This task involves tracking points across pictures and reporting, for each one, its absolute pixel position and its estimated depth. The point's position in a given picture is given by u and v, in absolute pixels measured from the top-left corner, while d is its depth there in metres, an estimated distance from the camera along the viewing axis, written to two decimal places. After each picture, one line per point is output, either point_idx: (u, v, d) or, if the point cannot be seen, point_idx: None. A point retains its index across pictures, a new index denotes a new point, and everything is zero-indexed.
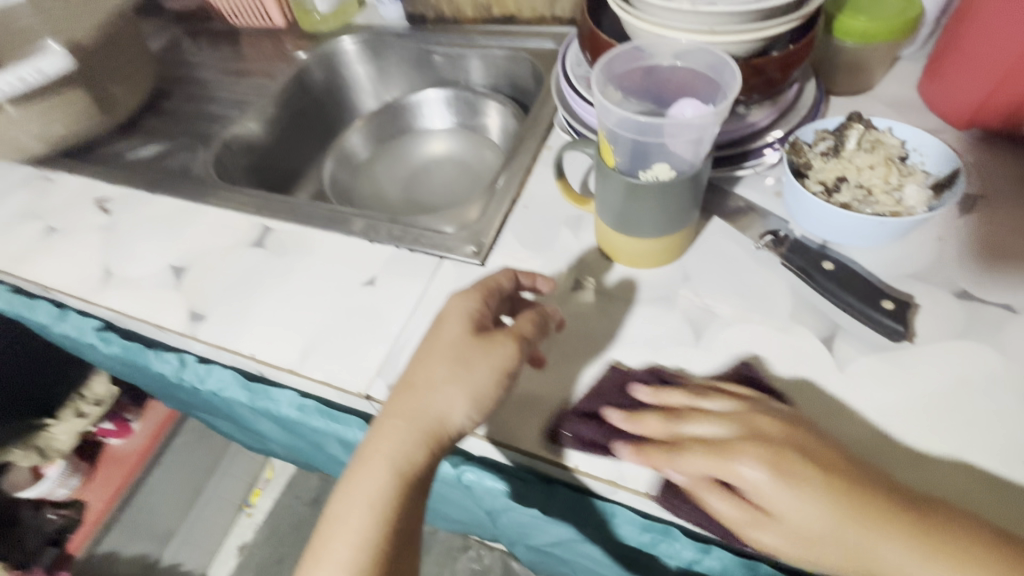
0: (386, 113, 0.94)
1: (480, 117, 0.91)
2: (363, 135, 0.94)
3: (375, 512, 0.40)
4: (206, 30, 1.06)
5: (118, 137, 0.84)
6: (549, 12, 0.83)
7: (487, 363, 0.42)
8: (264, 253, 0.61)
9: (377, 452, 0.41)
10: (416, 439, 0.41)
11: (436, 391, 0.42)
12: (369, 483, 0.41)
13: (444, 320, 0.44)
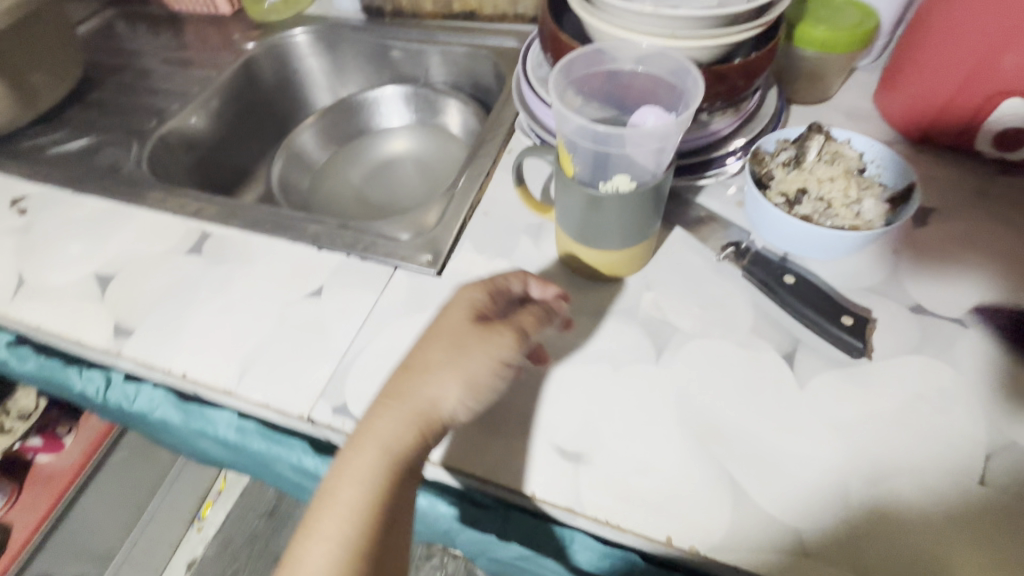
0: (341, 111, 0.90)
1: (440, 117, 0.89)
2: (316, 133, 0.89)
3: (358, 501, 0.37)
4: (145, 15, 0.98)
5: (42, 128, 0.76)
6: (510, 11, 0.81)
7: (482, 351, 0.40)
8: (200, 260, 0.57)
9: (363, 438, 0.38)
10: (406, 422, 0.39)
11: (431, 376, 0.39)
12: (354, 470, 0.38)
13: (450, 305, 0.43)
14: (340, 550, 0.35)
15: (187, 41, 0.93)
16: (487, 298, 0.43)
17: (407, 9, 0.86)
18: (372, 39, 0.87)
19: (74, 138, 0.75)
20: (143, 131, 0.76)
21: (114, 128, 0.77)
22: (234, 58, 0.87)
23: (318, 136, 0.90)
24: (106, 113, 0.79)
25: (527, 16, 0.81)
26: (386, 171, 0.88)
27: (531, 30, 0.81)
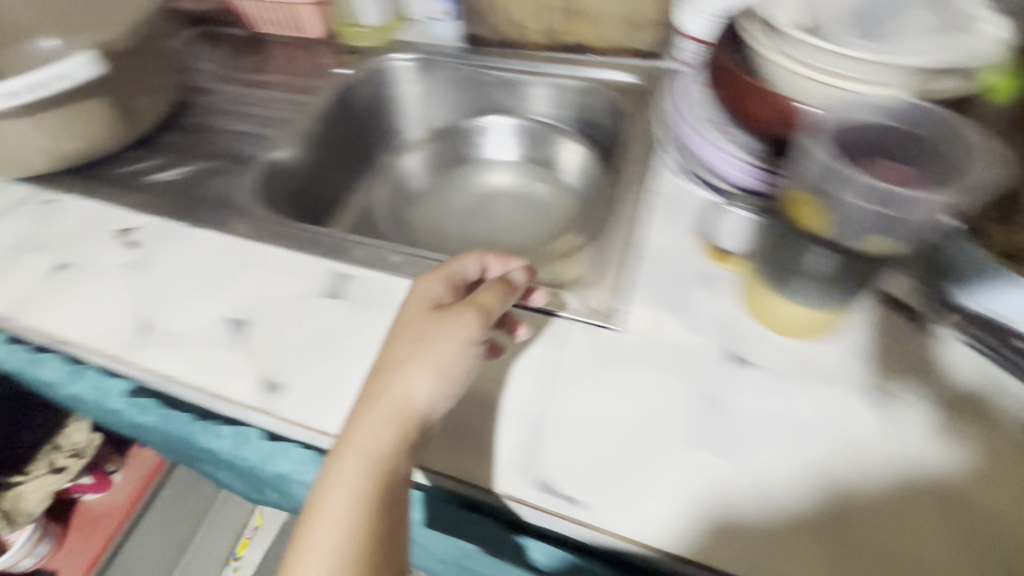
0: (449, 138, 0.89)
1: (551, 151, 0.87)
2: (424, 160, 0.91)
3: (361, 502, 0.37)
4: (228, 37, 0.95)
5: (137, 152, 0.72)
6: (623, 44, 0.79)
7: (443, 339, 0.42)
8: (344, 305, 0.52)
9: (354, 443, 0.39)
10: (389, 426, 0.39)
11: (404, 372, 0.41)
12: (337, 477, 0.38)
13: (406, 301, 0.45)
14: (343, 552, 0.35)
15: (274, 64, 0.89)
16: (423, 293, 0.45)
17: (511, 40, 0.84)
18: (474, 69, 0.84)
19: (172, 164, 0.70)
20: (244, 159, 0.71)
21: (212, 154, 0.73)
22: (328, 83, 0.84)
23: (422, 167, 0.90)
24: (201, 138, 0.75)
25: (640, 50, 0.79)
26: (487, 206, 0.85)
27: (644, 66, 0.79)
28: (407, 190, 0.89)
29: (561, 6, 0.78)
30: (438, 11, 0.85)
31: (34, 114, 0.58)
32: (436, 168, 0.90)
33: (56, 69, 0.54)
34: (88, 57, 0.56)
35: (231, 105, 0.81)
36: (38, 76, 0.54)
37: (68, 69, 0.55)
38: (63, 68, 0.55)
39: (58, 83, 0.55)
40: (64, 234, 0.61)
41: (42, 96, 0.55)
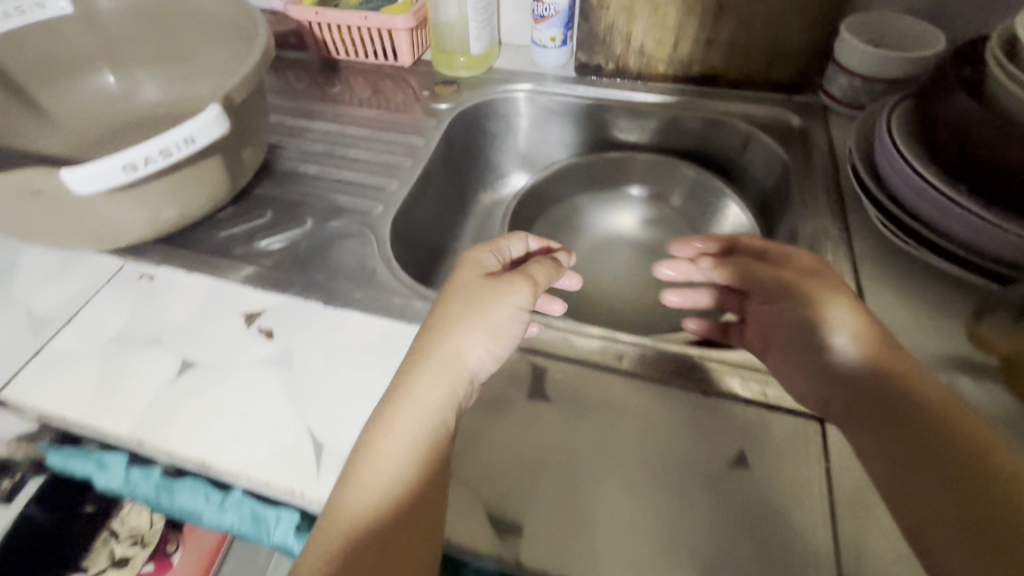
0: (582, 171, 0.78)
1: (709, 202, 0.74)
2: (550, 194, 0.77)
3: (412, 452, 0.38)
4: (296, 62, 0.84)
5: (232, 209, 0.62)
6: (763, 76, 0.72)
7: (502, 302, 0.44)
8: (556, 411, 0.44)
9: (403, 400, 0.40)
10: (443, 382, 0.41)
11: (457, 331, 0.42)
12: (391, 428, 0.39)
13: (462, 267, 0.48)
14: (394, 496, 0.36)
15: (359, 95, 0.79)
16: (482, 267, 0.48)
17: (631, 69, 0.76)
18: (591, 101, 0.76)
19: (280, 224, 0.60)
20: (362, 215, 0.62)
21: (320, 209, 0.62)
22: (429, 119, 0.75)
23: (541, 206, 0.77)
24: (303, 189, 0.65)
25: (779, 83, 0.72)
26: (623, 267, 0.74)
27: (783, 99, 0.73)
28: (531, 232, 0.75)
29: (698, 35, 0.70)
30: (548, 37, 0.76)
31: (146, 182, 0.48)
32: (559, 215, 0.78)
33: (178, 129, 0.44)
34: (214, 112, 0.46)
35: (325, 147, 0.71)
36: (159, 138, 0.43)
37: (194, 129, 0.45)
38: (187, 128, 0.44)
39: (181, 147, 0.45)
40: (176, 322, 0.51)
41: (165, 167, 0.45)
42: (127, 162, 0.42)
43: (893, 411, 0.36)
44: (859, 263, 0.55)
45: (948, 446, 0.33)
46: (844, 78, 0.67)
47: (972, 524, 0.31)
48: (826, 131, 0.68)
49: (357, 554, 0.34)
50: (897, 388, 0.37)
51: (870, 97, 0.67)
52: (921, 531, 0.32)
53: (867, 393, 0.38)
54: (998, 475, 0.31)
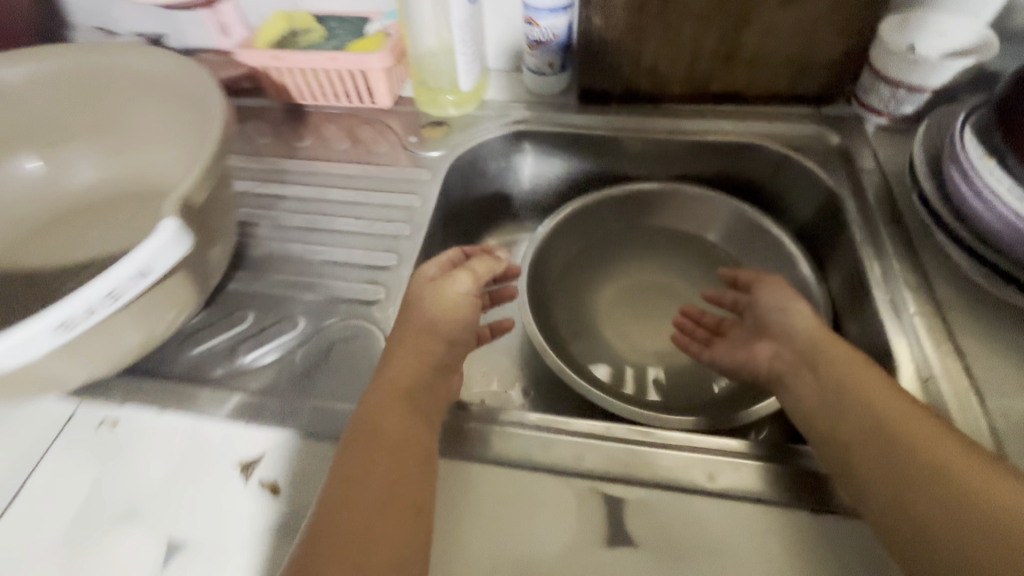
0: (602, 209, 0.69)
1: (758, 240, 0.65)
2: (567, 239, 0.69)
3: (398, 446, 0.38)
4: (253, 111, 0.73)
5: (204, 316, 0.51)
6: (789, 90, 0.65)
7: (453, 292, 0.48)
8: (645, 557, 0.37)
9: (384, 398, 0.41)
10: (410, 364, 0.43)
11: (418, 322, 0.46)
12: (375, 425, 0.39)
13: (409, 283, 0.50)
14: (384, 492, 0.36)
15: (333, 147, 0.68)
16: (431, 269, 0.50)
17: (641, 92, 0.68)
18: (600, 132, 0.68)
19: (266, 329, 0.50)
20: (363, 307, 0.52)
21: (312, 303, 0.53)
22: (420, 171, 0.65)
23: (557, 256, 0.68)
24: (287, 278, 0.55)
25: (807, 95, 0.65)
26: (654, 321, 0.67)
27: (812, 113, 0.66)
28: (547, 287, 0.68)
29: (716, 51, 0.62)
30: (546, 63, 0.67)
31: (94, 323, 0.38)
32: (574, 256, 0.70)
33: (124, 265, 0.34)
34: (171, 231, 0.36)
35: (304, 218, 0.60)
36: (100, 281, 0.33)
37: (147, 260, 0.35)
38: (138, 260, 0.34)
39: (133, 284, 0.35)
40: (153, 486, 0.41)
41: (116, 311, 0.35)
42: (63, 319, 0.32)
43: (823, 369, 0.44)
44: (942, 312, 0.48)
45: (866, 391, 0.40)
46: (887, 88, 0.59)
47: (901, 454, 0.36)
48: (868, 147, 0.62)
49: (344, 549, 0.33)
50: (821, 348, 0.45)
51: (915, 106, 0.60)
52: (864, 467, 0.37)
53: (797, 356, 0.47)
54: (898, 405, 0.39)
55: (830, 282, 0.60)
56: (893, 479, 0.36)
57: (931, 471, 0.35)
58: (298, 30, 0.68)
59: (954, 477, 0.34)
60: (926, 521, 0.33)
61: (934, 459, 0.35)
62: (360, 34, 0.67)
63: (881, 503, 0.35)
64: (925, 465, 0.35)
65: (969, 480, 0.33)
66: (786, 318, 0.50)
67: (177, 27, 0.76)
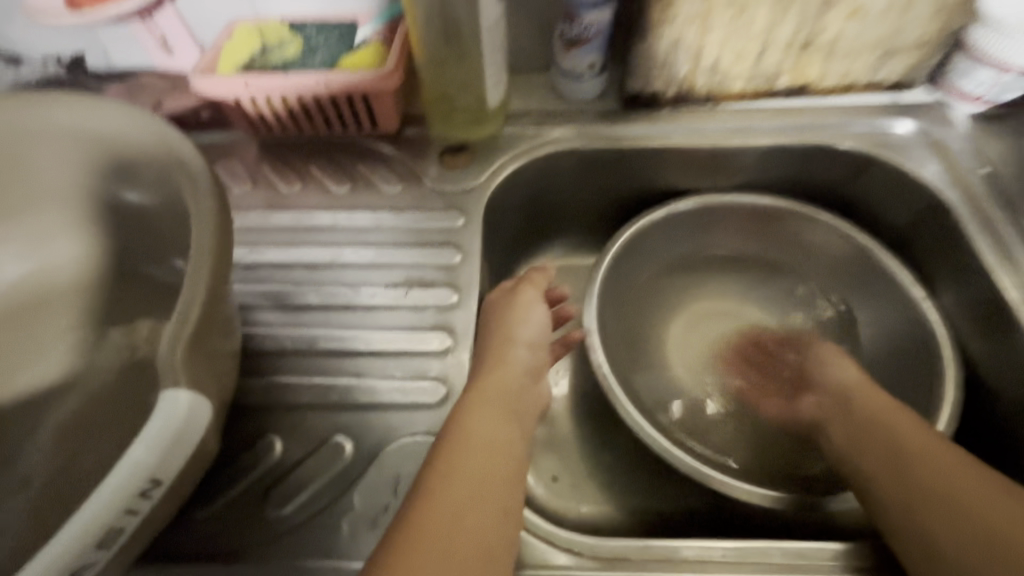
0: (663, 232, 0.59)
1: (853, 270, 0.56)
2: (628, 274, 0.58)
3: (491, 456, 0.37)
4: (221, 150, 0.58)
5: (216, 452, 0.39)
6: (866, 77, 0.56)
7: (527, 309, 0.46)
8: None
9: (477, 407, 0.39)
10: (506, 373, 0.42)
11: (506, 332, 0.44)
12: (472, 433, 0.37)
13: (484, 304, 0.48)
14: (476, 502, 0.34)
15: (334, 190, 0.54)
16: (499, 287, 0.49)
17: (697, 92, 0.57)
18: (653, 144, 0.57)
19: (304, 460, 0.39)
20: (423, 411, 0.41)
21: (355, 413, 0.41)
22: (450, 214, 0.52)
23: (619, 296, 0.58)
24: (314, 380, 0.43)
25: (887, 82, 0.57)
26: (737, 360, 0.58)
27: (891, 103, 0.57)
28: (614, 333, 0.57)
29: (792, 39, 0.52)
30: (585, 66, 0.55)
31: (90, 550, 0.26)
32: (637, 293, 0.60)
33: (130, 470, 0.26)
34: (184, 410, 0.28)
35: (318, 293, 0.48)
36: (101, 491, 0.25)
37: (155, 462, 0.27)
38: (148, 464, 0.26)
39: (141, 496, 0.27)
40: None
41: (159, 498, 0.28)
42: (104, 535, 0.26)
43: (853, 409, 0.44)
44: None
45: (898, 434, 0.41)
46: (989, 74, 0.51)
47: (922, 477, 0.38)
48: (964, 141, 0.54)
49: (428, 556, 0.31)
50: (856, 392, 0.45)
51: (1018, 93, 0.52)
52: (883, 485, 0.39)
53: (831, 397, 0.46)
54: (931, 447, 0.39)
55: (939, 300, 0.53)
56: (910, 498, 0.37)
57: (947, 496, 0.36)
58: (270, 45, 0.53)
59: (970, 505, 0.35)
60: (934, 536, 0.35)
61: (952, 486, 0.36)
62: (350, 44, 0.53)
63: (897, 520, 0.37)
64: (942, 489, 0.37)
65: (982, 509, 0.35)
66: (828, 368, 0.49)
67: (103, 43, 0.59)
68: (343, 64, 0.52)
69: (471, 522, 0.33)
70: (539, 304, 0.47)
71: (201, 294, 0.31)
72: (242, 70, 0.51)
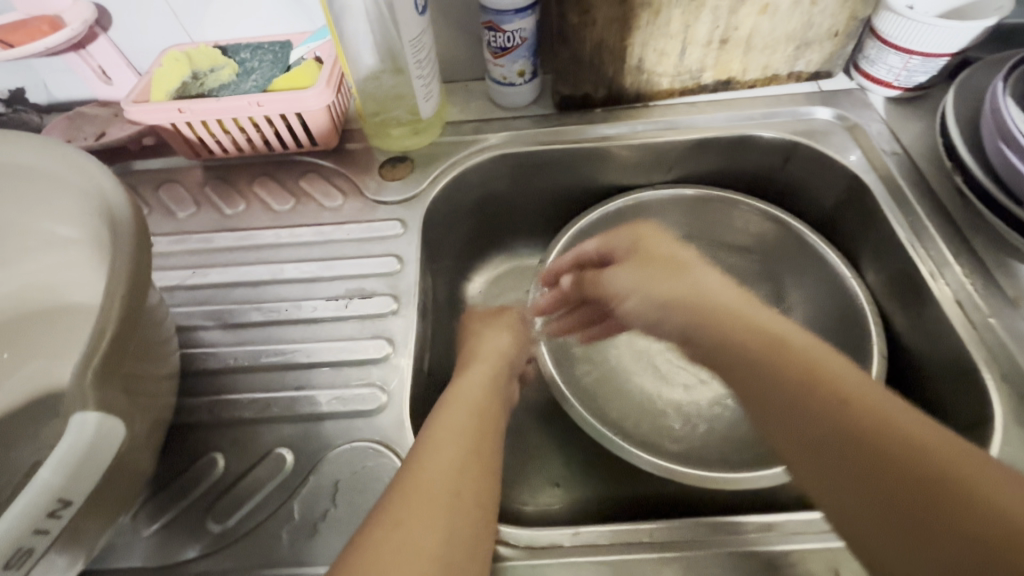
0: (606, 228, 0.61)
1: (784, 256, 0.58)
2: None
3: (477, 413, 0.40)
4: (164, 174, 0.59)
5: (160, 469, 0.40)
6: (786, 69, 0.58)
7: (506, 324, 0.51)
8: None
9: (462, 382, 0.43)
10: (490, 364, 0.46)
11: (488, 336, 0.49)
12: (459, 400, 0.41)
13: (466, 320, 0.52)
14: (470, 450, 0.37)
15: (277, 208, 0.55)
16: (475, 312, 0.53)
17: (628, 91, 0.59)
18: (589, 143, 0.59)
19: (246, 472, 0.40)
20: (363, 419, 0.42)
21: (297, 425, 0.42)
22: (390, 224, 0.54)
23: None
24: (257, 396, 0.44)
25: (807, 72, 0.59)
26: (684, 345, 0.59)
27: (814, 91, 0.59)
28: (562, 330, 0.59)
29: (709, 37, 0.54)
30: (516, 73, 0.56)
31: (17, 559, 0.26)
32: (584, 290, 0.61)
33: (37, 492, 0.26)
34: (93, 432, 0.28)
35: (259, 310, 0.49)
36: (20, 498, 0.26)
37: (65, 481, 0.27)
38: (55, 486, 0.26)
39: (48, 518, 0.26)
40: None
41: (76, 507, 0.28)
42: (21, 551, 0.25)
43: (721, 349, 0.36)
44: (1012, 310, 0.44)
45: (819, 390, 0.31)
46: (898, 59, 0.53)
47: (803, 409, 0.31)
48: (881, 123, 0.56)
49: (434, 494, 0.33)
50: (706, 321, 0.38)
51: (928, 75, 0.54)
52: (771, 422, 0.33)
53: (673, 334, 0.40)
54: (869, 394, 0.30)
55: (865, 276, 0.55)
56: (796, 433, 0.31)
57: (849, 428, 0.29)
58: (201, 71, 0.55)
59: (858, 420, 0.29)
60: (823, 467, 0.29)
61: (832, 408, 0.30)
62: (282, 67, 0.54)
63: (815, 476, 0.30)
64: (825, 415, 0.30)
65: (876, 432, 0.28)
66: (653, 299, 0.42)
67: (42, 77, 0.60)
68: (277, 85, 0.53)
69: (467, 463, 0.36)
70: (518, 321, 0.53)
71: (113, 325, 0.31)
72: (175, 97, 0.52)
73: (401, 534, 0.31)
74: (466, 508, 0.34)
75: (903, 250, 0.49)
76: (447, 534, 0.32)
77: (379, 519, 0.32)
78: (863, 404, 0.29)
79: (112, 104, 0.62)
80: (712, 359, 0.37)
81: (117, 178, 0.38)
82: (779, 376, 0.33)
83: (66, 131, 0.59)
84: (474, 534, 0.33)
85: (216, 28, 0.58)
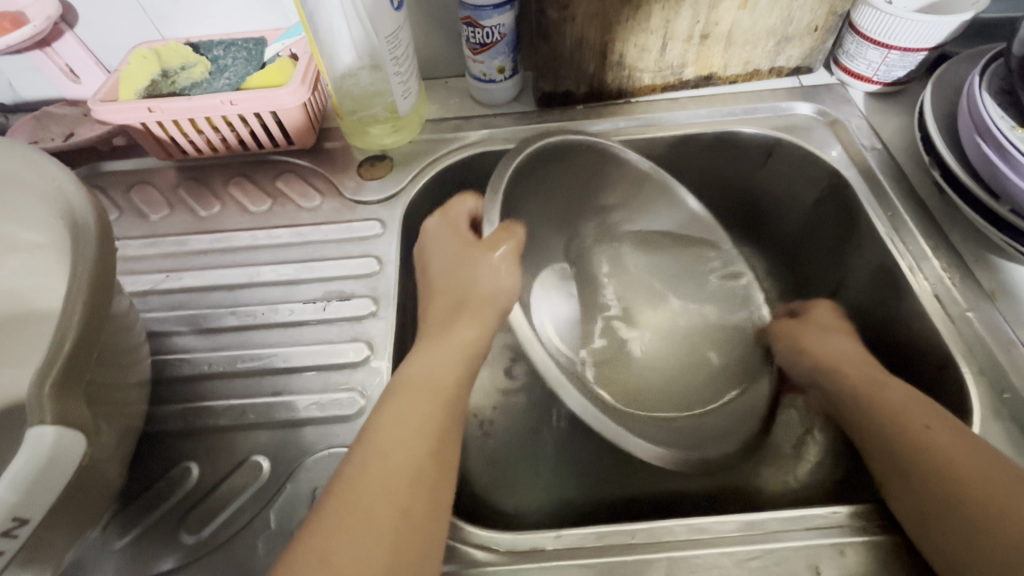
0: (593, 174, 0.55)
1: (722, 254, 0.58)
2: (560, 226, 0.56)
3: (433, 408, 0.37)
4: (136, 175, 0.57)
5: (132, 481, 0.39)
6: (767, 64, 0.58)
7: (487, 257, 0.45)
8: None
9: (418, 365, 0.40)
10: (471, 326, 0.44)
11: (472, 272, 0.45)
12: (423, 388, 0.38)
13: (440, 219, 0.49)
14: (427, 451, 0.35)
15: (253, 209, 0.54)
16: (447, 223, 0.49)
17: (609, 88, 0.58)
18: None
19: (220, 480, 0.39)
20: (342, 424, 0.42)
21: (275, 431, 0.41)
22: (369, 224, 0.53)
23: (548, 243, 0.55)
24: (233, 403, 0.43)
25: (787, 68, 0.59)
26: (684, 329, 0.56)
27: (795, 87, 0.59)
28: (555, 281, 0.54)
29: (690, 32, 0.53)
30: (496, 69, 0.55)
31: None
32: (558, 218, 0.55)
33: None
34: (48, 449, 0.28)
35: (235, 315, 0.48)
36: None
37: (22, 499, 0.26)
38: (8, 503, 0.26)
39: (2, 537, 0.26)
40: None
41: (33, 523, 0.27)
42: None
43: (844, 396, 0.43)
44: (989, 304, 0.44)
45: (914, 426, 0.37)
46: (876, 54, 0.53)
47: (896, 437, 0.37)
48: (861, 118, 0.56)
49: (380, 510, 0.32)
50: (834, 365, 0.45)
51: (905, 70, 0.54)
52: (867, 441, 0.39)
53: (801, 372, 0.48)
54: (954, 443, 0.35)
55: (846, 271, 0.55)
56: (883, 444, 0.38)
57: (941, 475, 0.34)
58: (172, 69, 0.53)
59: (951, 464, 0.34)
60: (919, 504, 0.34)
61: (918, 438, 0.36)
62: (257, 65, 0.53)
63: (917, 513, 0.34)
64: (923, 455, 0.35)
65: (947, 455, 0.34)
66: (805, 359, 0.48)
67: (6, 76, 0.58)
68: (250, 82, 0.51)
69: (417, 475, 0.34)
70: (505, 243, 0.45)
71: (74, 336, 0.30)
72: (144, 97, 0.50)
73: (349, 533, 0.31)
74: (417, 509, 0.33)
75: (883, 244, 0.49)
76: (390, 550, 0.30)
77: (329, 514, 0.32)
78: (948, 454, 0.34)
79: (81, 103, 0.60)
80: (841, 404, 0.43)
81: (79, 179, 0.36)
82: (879, 417, 0.39)
83: (33, 132, 0.57)
84: (423, 543, 0.32)
85: (187, 25, 0.56)
